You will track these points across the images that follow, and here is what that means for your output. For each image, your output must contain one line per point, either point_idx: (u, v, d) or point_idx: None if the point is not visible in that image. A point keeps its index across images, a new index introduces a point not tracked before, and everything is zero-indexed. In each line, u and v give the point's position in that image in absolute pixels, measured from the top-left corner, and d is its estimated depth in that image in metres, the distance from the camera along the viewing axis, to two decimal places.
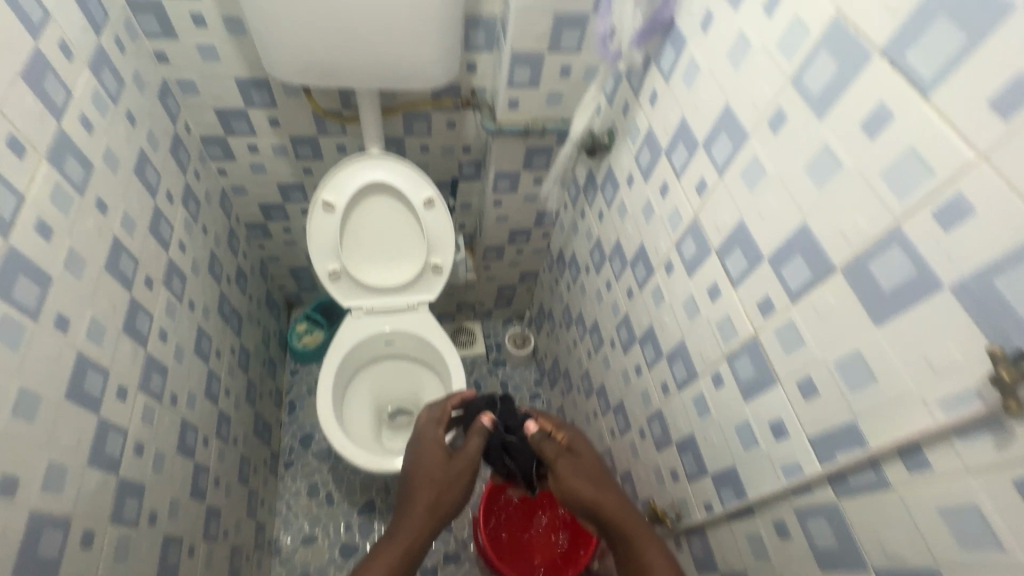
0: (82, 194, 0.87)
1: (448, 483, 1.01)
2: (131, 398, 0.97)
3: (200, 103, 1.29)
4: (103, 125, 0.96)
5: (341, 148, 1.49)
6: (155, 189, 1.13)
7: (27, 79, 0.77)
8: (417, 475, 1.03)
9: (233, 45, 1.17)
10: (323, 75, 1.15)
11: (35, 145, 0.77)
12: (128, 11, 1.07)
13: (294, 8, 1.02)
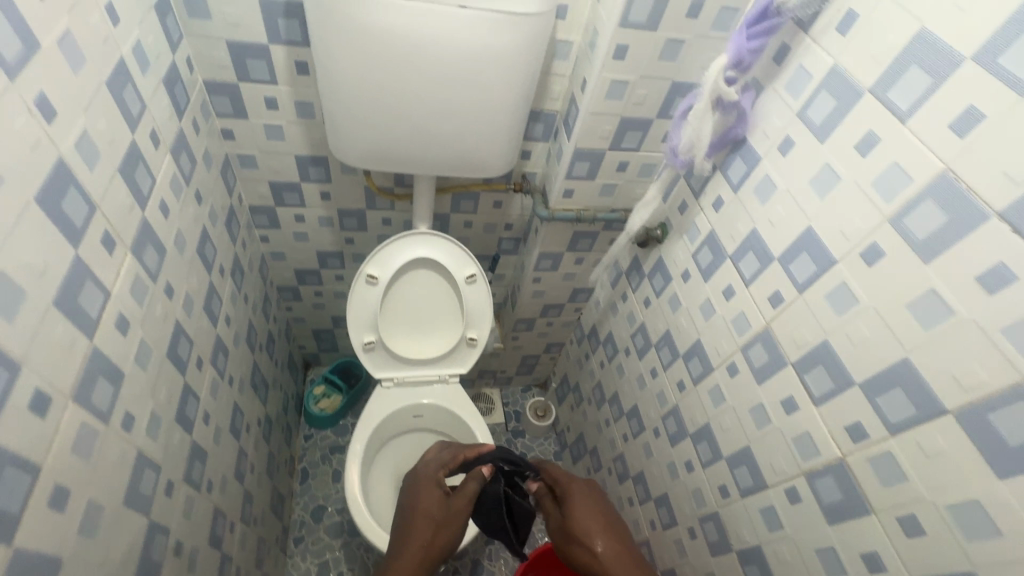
0: (155, 282, 0.85)
1: (443, 523, 0.96)
2: (176, 492, 0.91)
3: (257, 176, 1.29)
4: (176, 208, 0.95)
5: (386, 221, 1.50)
6: (211, 264, 1.11)
7: (123, 173, 0.76)
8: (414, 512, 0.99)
9: (300, 126, 1.19)
10: (389, 163, 1.16)
11: (123, 238, 0.76)
12: (205, 93, 1.09)
13: (369, 106, 1.02)
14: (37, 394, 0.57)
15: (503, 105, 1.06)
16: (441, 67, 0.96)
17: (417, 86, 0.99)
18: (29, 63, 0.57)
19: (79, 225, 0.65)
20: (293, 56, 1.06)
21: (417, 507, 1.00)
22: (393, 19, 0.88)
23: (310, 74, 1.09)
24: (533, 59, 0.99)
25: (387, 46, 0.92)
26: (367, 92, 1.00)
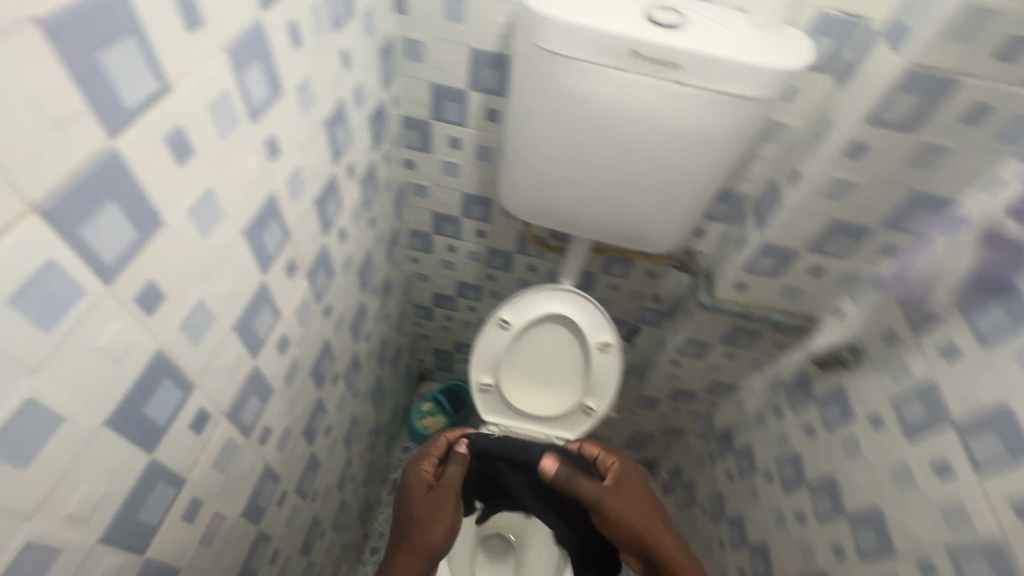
0: (319, 302, 0.89)
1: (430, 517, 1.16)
2: (286, 502, 0.93)
3: (424, 205, 1.34)
4: (352, 233, 0.99)
5: (531, 268, 1.46)
6: (367, 284, 1.15)
7: (319, 202, 0.81)
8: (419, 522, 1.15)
9: (476, 167, 1.21)
10: (553, 222, 1.12)
11: (303, 264, 0.79)
12: (400, 126, 1.15)
13: (548, 163, 0.99)
14: (199, 411, 0.59)
15: (692, 184, 0.96)
16: (638, 140, 0.89)
17: (606, 155, 0.93)
18: (270, 105, 0.61)
19: (272, 252, 0.69)
20: (487, 103, 1.07)
21: (409, 505, 1.20)
22: (601, 89, 0.84)
23: (497, 121, 1.10)
24: (741, 144, 0.89)
25: (587, 114, 0.88)
26: (552, 153, 0.96)
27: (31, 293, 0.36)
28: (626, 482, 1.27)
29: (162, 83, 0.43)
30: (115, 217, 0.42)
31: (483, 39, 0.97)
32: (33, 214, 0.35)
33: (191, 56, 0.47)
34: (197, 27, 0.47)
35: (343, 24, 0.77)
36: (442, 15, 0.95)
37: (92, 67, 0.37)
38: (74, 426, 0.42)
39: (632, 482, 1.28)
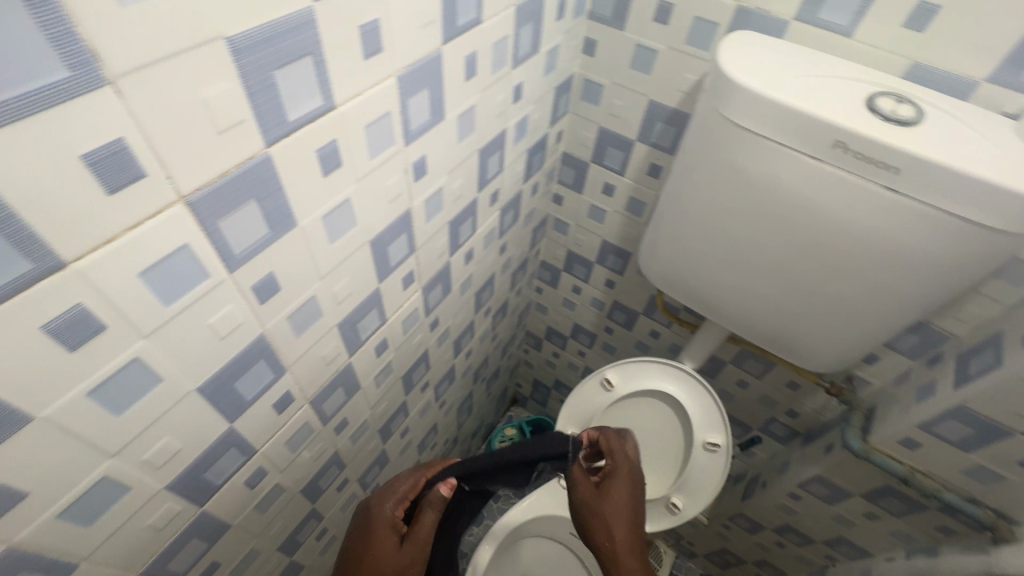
0: (428, 314, 0.91)
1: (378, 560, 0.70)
2: (346, 488, 0.97)
3: (561, 240, 1.31)
4: (479, 255, 1.00)
5: (653, 333, 1.35)
6: (482, 304, 1.16)
7: (453, 222, 0.82)
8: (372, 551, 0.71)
9: (623, 218, 1.14)
10: (687, 294, 1.01)
11: (422, 277, 0.82)
12: (558, 161, 1.14)
13: (701, 240, 0.89)
14: (284, 394, 0.63)
15: (870, 299, 0.79)
16: (813, 236, 0.75)
17: (769, 241, 0.81)
18: (428, 129, 0.63)
19: (393, 263, 0.71)
20: (652, 158, 1.01)
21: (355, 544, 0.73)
22: (783, 174, 0.72)
23: (658, 178, 1.02)
24: (957, 276, 0.70)
25: (758, 195, 0.76)
26: (705, 224, 0.87)
27: (161, 270, 0.40)
28: (612, 483, 0.79)
29: (326, 100, 0.46)
30: (253, 215, 0.45)
31: (665, 94, 0.90)
32: (180, 204, 0.38)
33: (362, 79, 0.49)
34: (375, 53, 0.49)
35: (524, 59, 0.78)
36: (629, 62, 0.91)
37: (266, 82, 0.40)
38: (167, 388, 0.46)
39: (621, 486, 0.79)
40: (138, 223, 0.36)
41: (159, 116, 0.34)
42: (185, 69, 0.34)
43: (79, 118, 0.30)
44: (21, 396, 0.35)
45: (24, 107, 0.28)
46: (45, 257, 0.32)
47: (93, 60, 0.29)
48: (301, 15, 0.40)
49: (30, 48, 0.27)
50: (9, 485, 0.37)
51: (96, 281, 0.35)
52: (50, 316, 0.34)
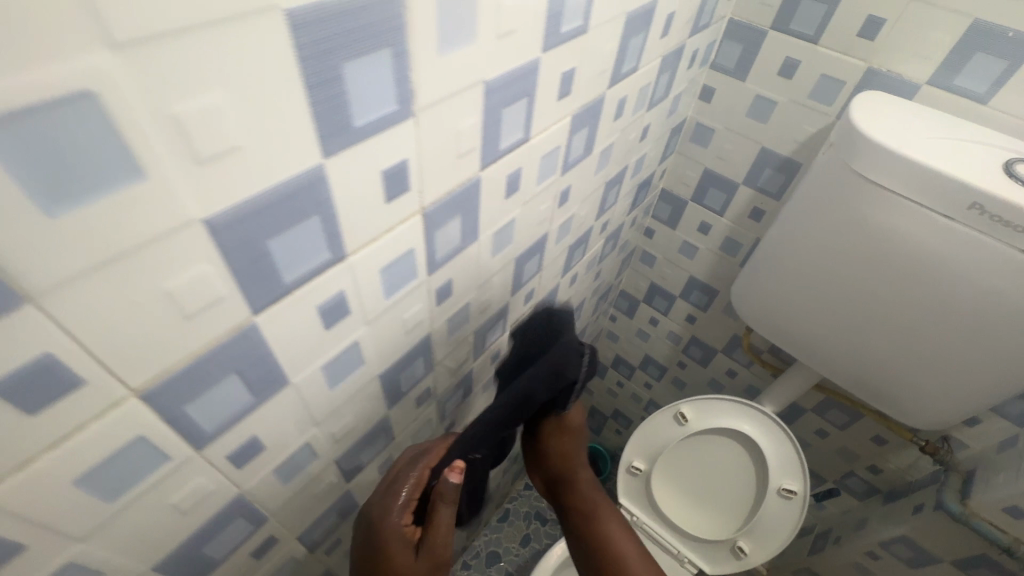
0: (532, 330, 0.96)
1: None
2: None
3: (645, 272, 1.35)
4: (579, 279, 1.05)
5: (730, 373, 1.35)
6: (570, 326, 1.20)
7: (570, 247, 0.88)
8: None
9: (715, 257, 1.18)
10: (779, 334, 1.04)
11: (537, 296, 0.87)
12: (656, 197, 1.18)
13: (807, 282, 0.92)
14: (424, 390, 0.69)
15: (977, 360, 0.80)
16: (926, 289, 0.77)
17: (876, 290, 0.83)
18: (578, 163, 0.69)
19: (524, 280, 0.77)
20: (755, 202, 1.04)
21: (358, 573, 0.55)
22: (909, 227, 0.74)
23: (759, 221, 1.06)
24: None
25: (875, 245, 0.79)
26: (810, 267, 0.90)
27: (392, 269, 0.46)
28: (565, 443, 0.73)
29: (526, 134, 0.53)
30: (453, 229, 0.51)
31: (780, 142, 0.95)
32: (419, 214, 0.45)
33: (551, 117, 0.56)
34: (565, 96, 0.56)
35: (656, 103, 0.84)
36: (745, 111, 0.96)
37: (496, 118, 0.47)
38: (365, 371, 0.52)
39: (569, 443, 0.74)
40: (392, 228, 0.43)
41: (431, 142, 0.41)
42: (456, 106, 0.41)
43: (391, 141, 0.37)
44: (289, 362, 0.42)
45: (368, 132, 0.35)
46: (338, 249, 0.39)
47: (413, 97, 0.36)
48: (532, 64, 0.47)
49: (386, 87, 0.34)
50: (257, 439, 0.44)
51: (356, 272, 0.42)
52: (323, 299, 0.41)
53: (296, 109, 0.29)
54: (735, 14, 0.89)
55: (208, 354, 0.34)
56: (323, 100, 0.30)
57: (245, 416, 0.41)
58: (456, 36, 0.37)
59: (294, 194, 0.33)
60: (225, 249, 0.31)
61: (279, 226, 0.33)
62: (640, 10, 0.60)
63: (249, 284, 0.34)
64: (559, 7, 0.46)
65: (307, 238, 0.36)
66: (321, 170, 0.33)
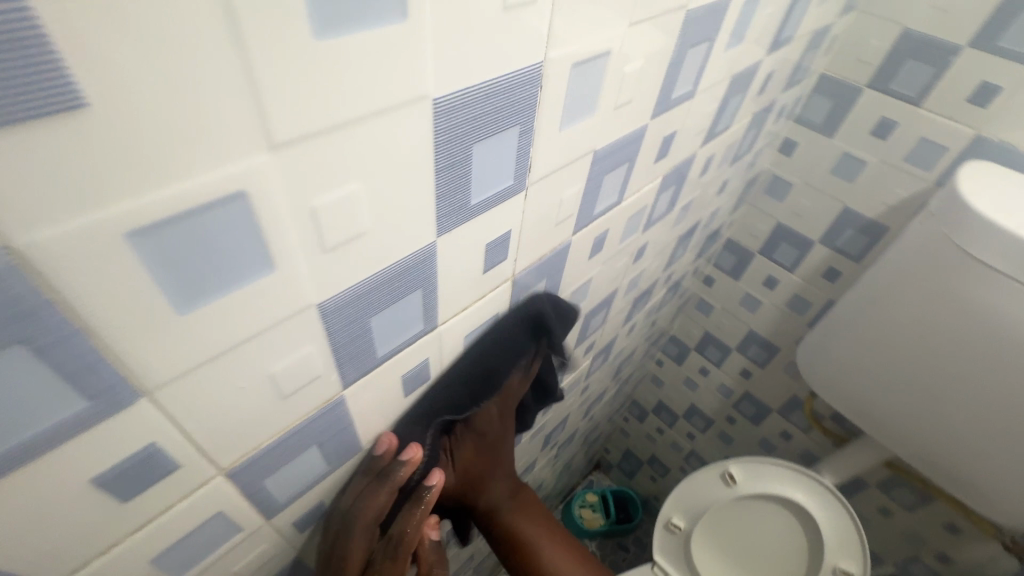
0: (585, 378, 0.93)
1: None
2: (467, 532, 0.98)
3: (700, 320, 1.29)
4: (635, 327, 1.01)
5: (784, 434, 1.27)
6: (618, 372, 1.16)
7: (634, 297, 0.85)
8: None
9: (780, 313, 1.11)
10: (847, 402, 0.97)
11: (595, 347, 0.84)
12: (720, 245, 1.14)
13: (887, 352, 0.86)
14: None
15: None
16: (1006, 363, 0.71)
17: (952, 360, 0.77)
18: (658, 220, 0.67)
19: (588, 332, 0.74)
20: (830, 262, 0.98)
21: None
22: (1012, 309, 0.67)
23: (834, 282, 1.00)
24: None
25: (955, 317, 0.74)
26: (882, 330, 0.85)
27: (474, 333, 0.44)
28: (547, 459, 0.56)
29: (619, 197, 0.50)
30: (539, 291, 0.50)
31: (866, 204, 0.89)
32: (509, 280, 0.43)
33: (645, 179, 0.53)
34: (662, 157, 0.53)
35: (738, 157, 0.80)
36: (830, 168, 0.91)
37: (597, 184, 0.45)
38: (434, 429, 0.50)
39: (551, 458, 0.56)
40: (486, 294, 0.41)
41: (534, 212, 0.39)
42: (564, 177, 0.39)
43: (499, 215, 0.35)
44: (366, 428, 0.40)
45: (481, 209, 0.33)
46: (431, 320, 0.37)
47: (528, 172, 0.35)
48: (640, 131, 0.45)
49: (506, 166, 0.32)
50: (322, 503, 0.42)
51: (443, 340, 0.40)
52: (409, 367, 0.39)
53: (422, 192, 0.28)
54: (828, 69, 0.85)
55: (297, 428, 0.32)
56: (447, 182, 0.29)
57: (316, 483, 0.39)
58: (580, 111, 0.35)
59: (404, 272, 0.31)
60: (333, 330, 0.29)
61: (384, 303, 0.31)
62: (744, 71, 0.57)
63: (347, 360, 0.32)
64: (676, 74, 0.44)
65: (406, 312, 0.34)
66: (432, 248, 0.32)
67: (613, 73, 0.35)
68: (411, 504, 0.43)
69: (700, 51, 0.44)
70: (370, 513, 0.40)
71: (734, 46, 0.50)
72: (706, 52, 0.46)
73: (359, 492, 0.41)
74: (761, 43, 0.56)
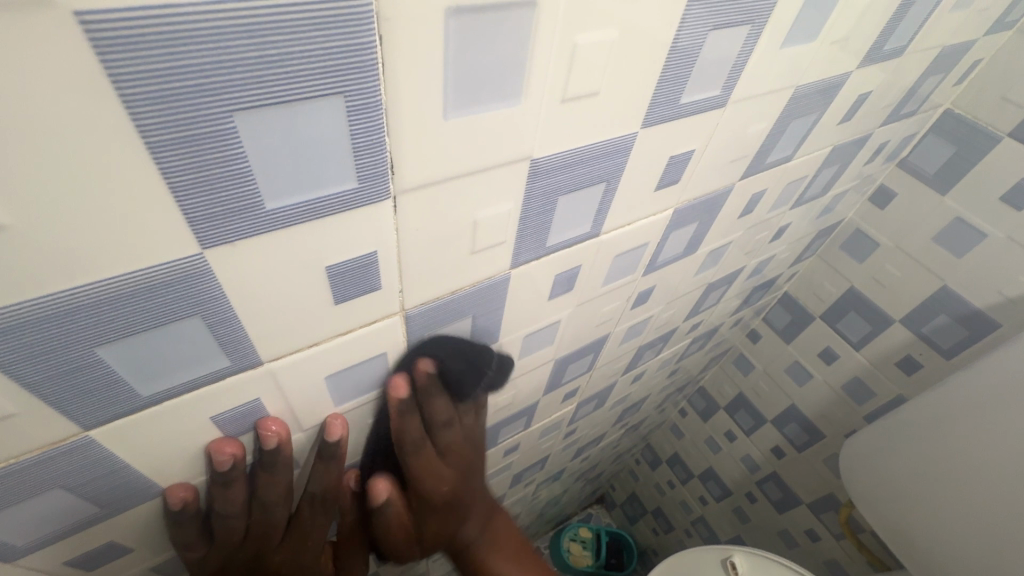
0: (569, 424, 0.79)
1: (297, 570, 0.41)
2: (413, 557, 0.89)
3: (736, 378, 1.09)
4: (646, 375, 0.87)
5: (809, 534, 1.06)
6: (622, 417, 1.01)
7: (641, 345, 0.70)
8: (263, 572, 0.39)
9: (831, 396, 0.91)
10: (886, 523, 0.77)
11: (584, 392, 0.70)
12: (775, 297, 0.95)
13: (959, 483, 0.66)
14: None
15: None
16: None
17: None
18: (672, 262, 0.52)
19: (564, 379, 0.61)
20: (908, 350, 0.78)
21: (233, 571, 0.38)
22: None
23: (908, 376, 0.79)
24: None
25: None
26: (958, 451, 0.65)
27: (350, 375, 0.33)
28: None
29: (593, 229, 0.37)
30: (460, 330, 0.37)
31: (974, 288, 0.68)
32: (399, 316, 0.31)
33: (640, 211, 0.39)
34: (669, 185, 0.39)
35: (806, 201, 0.63)
36: (933, 232, 0.71)
37: (547, 207, 0.32)
38: (309, 464, 0.38)
39: None
40: (350, 332, 0.30)
41: (424, 234, 0.27)
42: (475, 189, 0.27)
43: (343, 232, 0.24)
44: (163, 475, 0.30)
45: (296, 218, 0.22)
46: (246, 357, 0.27)
47: (388, 175, 0.23)
48: (621, 143, 0.31)
49: (333, 157, 0.21)
50: (118, 543, 0.33)
51: (283, 381, 0.30)
52: (224, 408, 0.29)
53: (120, 177, 0.17)
54: (955, 105, 0.65)
55: (6, 472, 0.24)
56: (193, 166, 0.18)
57: (92, 524, 0.30)
58: (483, 95, 0.23)
59: (139, 292, 0.20)
60: (6, 362, 0.19)
61: (113, 332, 0.21)
62: (819, 85, 0.41)
63: (71, 399, 0.22)
64: (685, 68, 0.30)
65: (183, 345, 0.24)
66: (196, 267, 0.21)
67: (551, 41, 0.23)
68: (321, 462, 0.36)
69: (733, 37, 0.30)
70: (277, 491, 0.35)
71: (798, 42, 0.35)
72: (744, 41, 0.31)
73: (244, 493, 0.33)
74: (848, 50, 0.40)
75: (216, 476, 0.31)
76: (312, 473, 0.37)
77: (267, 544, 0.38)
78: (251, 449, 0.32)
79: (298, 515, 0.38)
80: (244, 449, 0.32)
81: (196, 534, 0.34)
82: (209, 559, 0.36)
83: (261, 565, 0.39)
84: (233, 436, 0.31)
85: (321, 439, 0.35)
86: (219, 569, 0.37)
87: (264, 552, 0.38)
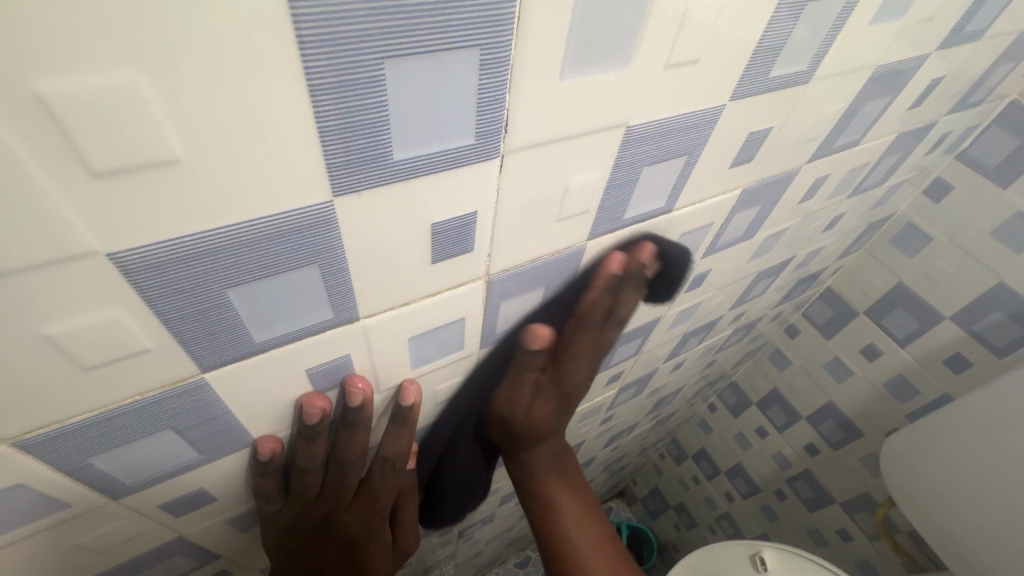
0: (607, 410, 0.80)
1: (366, 531, 0.42)
2: (447, 536, 0.91)
3: (770, 374, 1.08)
4: (685, 364, 0.86)
5: (841, 533, 1.05)
6: (655, 407, 1.01)
7: (686, 332, 0.70)
8: (336, 529, 0.41)
9: (872, 393, 0.89)
10: (925, 519, 0.76)
11: (626, 376, 0.70)
12: (816, 291, 0.93)
13: (1002, 480, 0.65)
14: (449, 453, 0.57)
15: None
16: None
17: None
18: (731, 245, 0.52)
19: (612, 362, 0.61)
20: (958, 348, 0.76)
21: (309, 526, 0.40)
22: None
23: (957, 374, 0.77)
24: None
25: None
26: (1004, 449, 0.64)
27: (430, 338, 0.34)
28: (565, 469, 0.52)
29: (667, 204, 0.37)
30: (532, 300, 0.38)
31: None
32: (483, 280, 0.32)
33: (711, 188, 0.39)
34: (742, 163, 0.39)
35: (863, 191, 0.62)
36: (990, 227, 0.69)
37: (631, 177, 0.32)
38: (381, 427, 0.39)
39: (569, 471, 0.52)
40: (437, 294, 0.31)
41: (519, 198, 0.28)
42: (572, 155, 0.27)
43: (451, 189, 0.25)
44: (256, 425, 0.31)
45: (416, 171, 0.23)
46: (346, 310, 0.28)
47: (501, 133, 0.24)
48: (708, 115, 0.31)
49: (459, 112, 0.22)
50: (205, 491, 0.35)
51: (372, 339, 0.31)
52: (319, 362, 0.30)
53: (282, 119, 0.18)
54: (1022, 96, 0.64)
55: (131, 408, 0.25)
56: (342, 112, 0.19)
57: (188, 470, 0.32)
58: (596, 58, 0.23)
59: (274, 239, 0.22)
60: (153, 295, 0.21)
61: (246, 275, 0.22)
62: (895, 67, 0.41)
63: (196, 339, 0.24)
64: (778, 41, 0.30)
65: (299, 295, 0.25)
66: (323, 215, 0.22)
67: (665, 7, 0.23)
68: (395, 425, 0.38)
69: (827, 10, 0.30)
70: (355, 450, 0.36)
71: (885, 20, 0.34)
72: (837, 15, 0.31)
73: (325, 449, 0.35)
74: (930, 30, 0.39)
75: (304, 430, 0.33)
76: (385, 435, 0.38)
77: (340, 501, 0.39)
78: (336, 406, 0.34)
79: (369, 476, 0.40)
80: (330, 404, 0.33)
81: (278, 487, 0.36)
82: (288, 512, 0.38)
83: (334, 523, 0.41)
84: (322, 392, 0.32)
85: (397, 401, 0.36)
86: (295, 522, 0.39)
87: (337, 509, 0.40)
